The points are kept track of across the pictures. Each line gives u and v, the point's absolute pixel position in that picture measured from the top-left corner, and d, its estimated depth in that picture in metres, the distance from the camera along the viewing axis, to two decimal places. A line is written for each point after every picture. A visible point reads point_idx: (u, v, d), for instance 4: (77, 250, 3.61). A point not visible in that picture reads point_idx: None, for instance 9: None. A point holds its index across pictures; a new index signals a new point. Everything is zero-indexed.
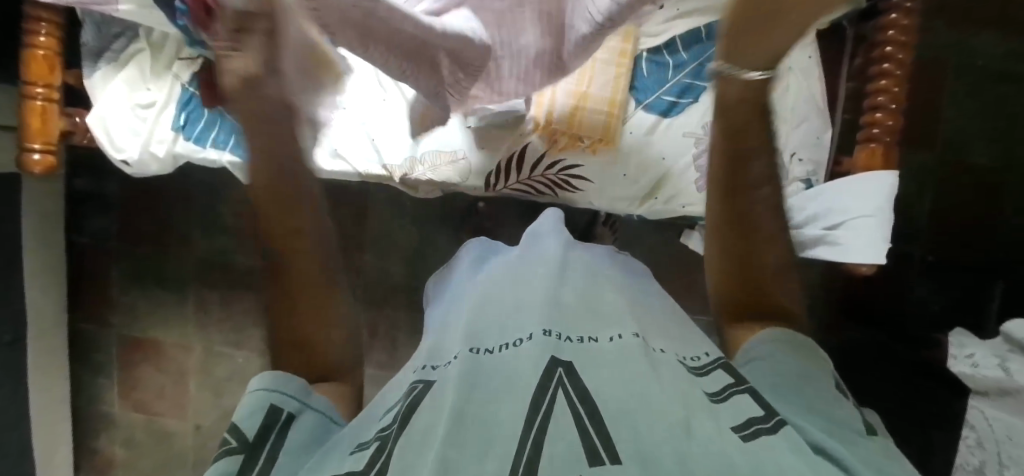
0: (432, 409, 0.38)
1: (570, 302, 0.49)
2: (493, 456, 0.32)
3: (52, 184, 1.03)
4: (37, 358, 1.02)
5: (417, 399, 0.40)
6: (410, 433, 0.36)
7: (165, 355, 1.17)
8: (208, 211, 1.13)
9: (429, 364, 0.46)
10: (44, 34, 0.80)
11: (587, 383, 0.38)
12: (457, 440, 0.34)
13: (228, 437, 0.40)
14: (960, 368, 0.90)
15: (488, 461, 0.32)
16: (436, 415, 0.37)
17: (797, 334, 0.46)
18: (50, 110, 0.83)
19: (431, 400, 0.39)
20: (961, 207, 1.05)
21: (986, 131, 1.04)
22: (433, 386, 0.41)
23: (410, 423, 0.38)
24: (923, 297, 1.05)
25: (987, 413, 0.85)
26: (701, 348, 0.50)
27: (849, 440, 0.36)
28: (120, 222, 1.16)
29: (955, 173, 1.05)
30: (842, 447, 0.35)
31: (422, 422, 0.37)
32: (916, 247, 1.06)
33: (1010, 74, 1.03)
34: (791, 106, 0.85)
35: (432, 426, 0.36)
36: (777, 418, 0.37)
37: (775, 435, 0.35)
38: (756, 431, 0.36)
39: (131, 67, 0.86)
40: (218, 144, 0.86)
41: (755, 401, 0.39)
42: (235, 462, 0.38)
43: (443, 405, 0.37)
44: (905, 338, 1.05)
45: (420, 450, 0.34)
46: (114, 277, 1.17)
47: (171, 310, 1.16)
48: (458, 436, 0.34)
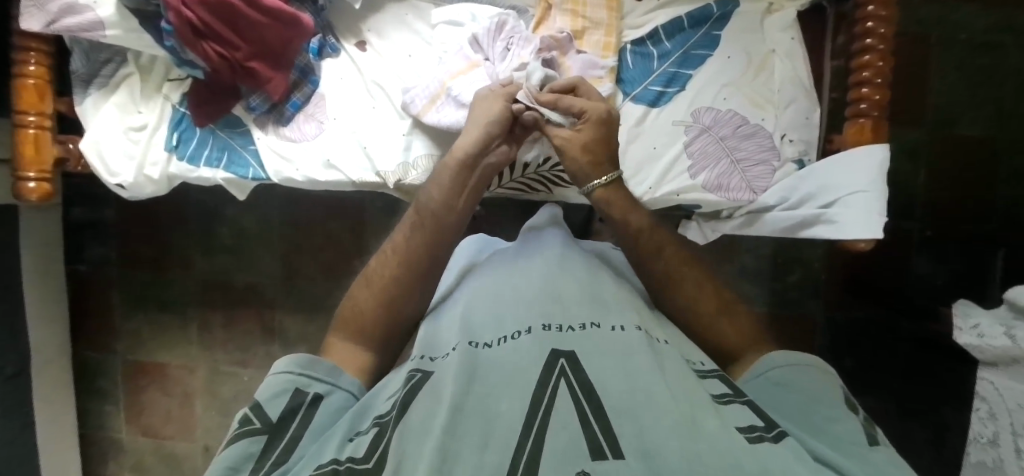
0: (432, 398, 0.38)
1: (569, 294, 0.48)
2: (495, 448, 0.33)
3: (48, 213, 1.03)
4: (41, 389, 1.02)
5: (417, 387, 0.40)
6: (410, 419, 0.36)
7: (170, 378, 1.17)
8: (206, 232, 1.14)
9: (427, 354, 0.46)
10: (33, 63, 0.81)
11: (588, 373, 0.38)
12: (456, 431, 0.34)
13: (252, 416, 0.43)
14: (966, 339, 0.89)
15: (490, 452, 0.33)
16: (435, 405, 0.37)
17: (800, 356, 0.49)
18: (44, 138, 0.83)
19: (430, 391, 0.39)
20: (957, 182, 1.05)
21: (973, 103, 1.05)
22: (433, 377, 0.41)
23: (409, 410, 0.37)
24: (927, 272, 1.05)
25: (997, 383, 0.85)
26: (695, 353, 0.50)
27: (853, 455, 0.40)
28: (119, 248, 1.16)
29: (948, 146, 1.05)
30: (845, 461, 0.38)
31: (421, 410, 0.37)
32: (915, 222, 1.05)
33: (991, 45, 1.04)
34: (777, 89, 0.86)
35: (431, 416, 0.36)
36: (778, 429, 0.37)
37: (779, 445, 0.35)
38: (761, 438, 0.35)
39: (122, 90, 0.87)
40: (211, 163, 0.87)
41: (753, 413, 0.39)
42: (258, 442, 0.42)
43: (443, 395, 0.37)
44: (909, 311, 1.05)
45: (421, 439, 0.34)
46: (115, 303, 1.17)
47: (174, 333, 1.16)
48: (458, 428, 0.34)
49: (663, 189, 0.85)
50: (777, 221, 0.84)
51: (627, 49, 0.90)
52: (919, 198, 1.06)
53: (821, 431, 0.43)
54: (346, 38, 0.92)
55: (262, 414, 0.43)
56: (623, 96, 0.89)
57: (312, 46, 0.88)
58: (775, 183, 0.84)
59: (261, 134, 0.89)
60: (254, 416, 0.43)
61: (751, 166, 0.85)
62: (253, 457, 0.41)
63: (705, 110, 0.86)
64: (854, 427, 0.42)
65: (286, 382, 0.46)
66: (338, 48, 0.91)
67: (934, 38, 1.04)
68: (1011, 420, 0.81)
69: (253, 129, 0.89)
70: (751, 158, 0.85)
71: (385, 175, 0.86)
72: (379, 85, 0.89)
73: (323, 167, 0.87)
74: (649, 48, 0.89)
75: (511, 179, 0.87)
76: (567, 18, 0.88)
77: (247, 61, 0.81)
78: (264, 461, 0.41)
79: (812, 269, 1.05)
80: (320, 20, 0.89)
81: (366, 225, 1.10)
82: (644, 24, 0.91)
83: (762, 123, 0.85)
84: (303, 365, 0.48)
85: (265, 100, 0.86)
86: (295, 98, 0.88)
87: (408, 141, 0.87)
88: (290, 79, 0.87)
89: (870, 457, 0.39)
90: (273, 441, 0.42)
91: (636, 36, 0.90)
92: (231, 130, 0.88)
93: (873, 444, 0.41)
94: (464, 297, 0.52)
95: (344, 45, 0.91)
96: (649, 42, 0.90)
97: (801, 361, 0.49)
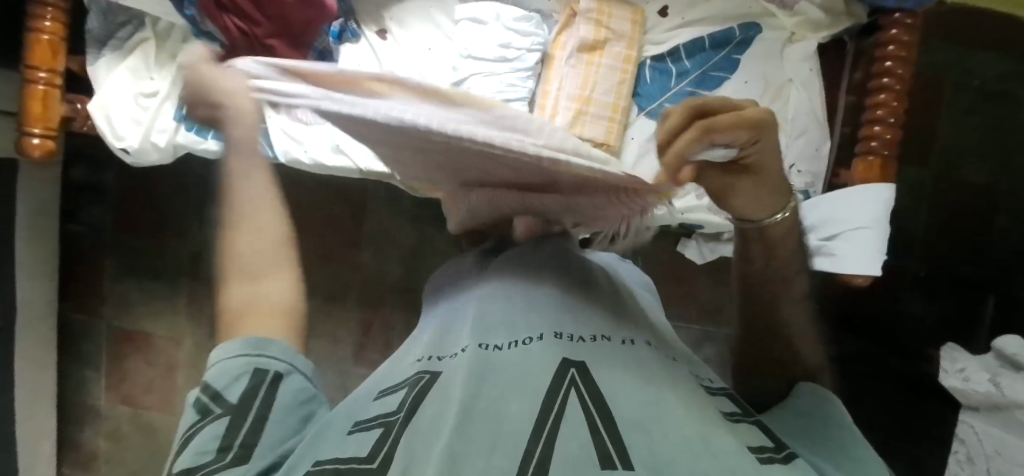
0: (441, 400, 0.38)
1: (582, 305, 0.47)
2: (502, 453, 0.33)
3: (48, 171, 1.02)
4: (24, 346, 1.00)
5: (428, 389, 0.40)
6: (418, 425, 0.37)
7: (155, 347, 1.16)
8: (206, 204, 1.13)
9: (434, 355, 0.46)
10: (49, 19, 0.80)
11: (600, 385, 0.37)
12: (466, 434, 0.34)
13: (211, 403, 0.38)
14: (950, 382, 0.91)
15: (497, 457, 0.32)
16: (444, 408, 0.37)
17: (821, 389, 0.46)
18: (52, 97, 0.82)
19: (440, 392, 0.39)
20: (955, 226, 1.07)
21: (979, 149, 1.06)
22: (442, 379, 0.41)
23: (417, 416, 0.38)
24: (917, 312, 1.07)
25: (977, 427, 0.86)
26: (705, 369, 0.49)
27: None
28: (116, 212, 1.15)
29: (950, 191, 1.07)
30: None
31: (430, 415, 0.37)
32: (910, 262, 1.07)
33: (1003, 95, 1.05)
34: (791, 119, 0.86)
35: (440, 419, 0.36)
36: (787, 451, 0.37)
37: (789, 465, 0.34)
38: (771, 459, 0.35)
39: (136, 55, 0.87)
40: (219, 136, 0.86)
41: (761, 431, 0.39)
42: (222, 425, 0.37)
43: (453, 396, 0.37)
44: (898, 350, 1.07)
45: (430, 445, 0.34)
46: (107, 266, 1.16)
47: (163, 303, 1.15)
48: (469, 431, 0.34)
49: (671, 205, 0.86)
50: None
51: (647, 63, 0.91)
52: (917, 238, 1.07)
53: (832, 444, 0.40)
54: (368, 25, 0.91)
55: (223, 401, 0.38)
56: (638, 110, 0.90)
57: (334, 30, 0.87)
58: None
59: None
60: (214, 405, 0.38)
61: None
62: (216, 442, 0.37)
63: None
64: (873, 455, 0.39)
65: (244, 364, 0.40)
66: (359, 33, 0.90)
67: (947, 83, 1.06)
68: (987, 465, 0.82)
69: None
70: None
71: None
72: (396, 76, 0.88)
73: (332, 151, 0.87)
74: (668, 65, 0.90)
75: None
76: (590, 26, 0.88)
77: (267, 38, 0.80)
78: (228, 444, 0.37)
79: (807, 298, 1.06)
80: (343, 4, 0.88)
81: (368, 213, 1.11)
82: (665, 41, 0.92)
83: None
84: (257, 345, 0.41)
85: None
86: None
87: None
88: (307, 61, 0.86)
89: None
90: (234, 427, 0.37)
91: (656, 52, 0.91)
92: None
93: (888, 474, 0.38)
94: (475, 291, 0.52)
95: (365, 31, 0.91)
96: (668, 59, 0.90)
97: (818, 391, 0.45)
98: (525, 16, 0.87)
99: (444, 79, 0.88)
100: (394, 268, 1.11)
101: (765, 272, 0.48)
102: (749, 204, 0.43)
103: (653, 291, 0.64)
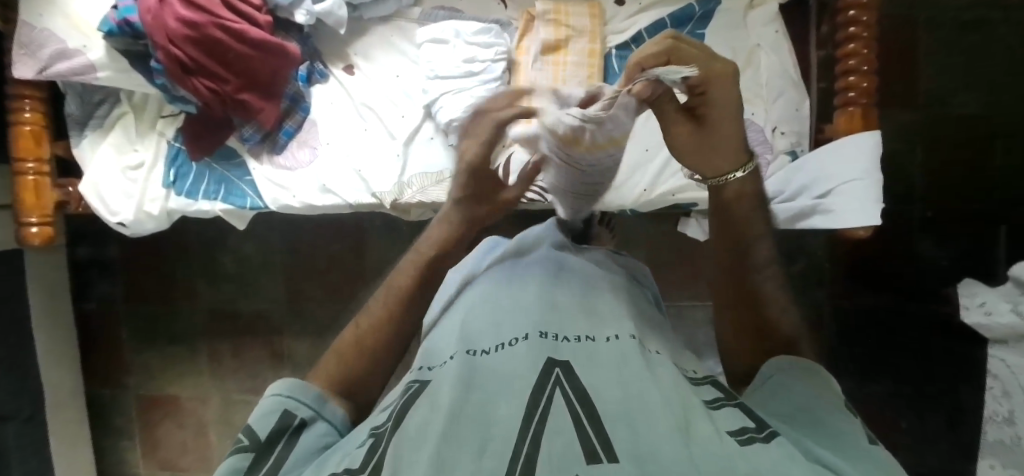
0: (427, 406, 0.38)
1: (566, 304, 0.49)
2: (491, 452, 0.34)
3: (53, 255, 1.04)
4: (56, 428, 1.02)
5: (416, 396, 0.41)
6: (405, 429, 0.37)
7: (183, 410, 1.17)
8: (208, 262, 1.15)
9: (425, 364, 0.47)
10: (28, 110, 0.83)
11: (584, 383, 0.39)
12: (454, 438, 0.35)
13: (241, 435, 0.40)
14: (974, 318, 0.88)
15: (486, 458, 0.33)
16: (432, 412, 0.37)
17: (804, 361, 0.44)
18: (43, 184, 0.85)
19: (428, 398, 0.40)
20: (953, 160, 1.05)
21: (966, 80, 1.04)
22: (430, 385, 0.42)
23: (405, 419, 0.38)
24: (932, 253, 1.05)
25: (1009, 361, 0.83)
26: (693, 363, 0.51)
27: (853, 457, 0.35)
28: (125, 285, 1.17)
29: (944, 126, 1.04)
30: (837, 459, 0.34)
31: (416, 419, 0.37)
32: (914, 205, 1.05)
33: (982, 21, 1.03)
34: (764, 83, 0.86)
35: (428, 422, 0.37)
36: (769, 430, 0.37)
37: (770, 445, 0.34)
38: (750, 440, 0.35)
39: (116, 131, 0.89)
40: (209, 195, 0.88)
41: (743, 414, 0.39)
42: (246, 460, 0.38)
43: (441, 401, 0.38)
44: (917, 294, 1.05)
45: (417, 444, 0.35)
46: (124, 338, 1.18)
47: (184, 365, 1.17)
48: (456, 435, 0.35)
49: (658, 190, 0.89)
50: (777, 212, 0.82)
51: (612, 53, 0.90)
52: (918, 179, 1.05)
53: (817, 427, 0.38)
54: (334, 63, 0.92)
55: (253, 433, 0.40)
56: None
57: (301, 74, 0.89)
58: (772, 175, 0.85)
59: (256, 164, 0.89)
60: (244, 436, 0.40)
61: None
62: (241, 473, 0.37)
63: None
64: (854, 427, 0.38)
65: (277, 401, 0.42)
66: (327, 73, 0.92)
67: (921, 21, 1.04)
68: None
69: (247, 160, 0.90)
70: None
71: (382, 195, 0.87)
72: (370, 107, 0.90)
73: (320, 192, 0.87)
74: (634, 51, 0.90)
75: None
76: (549, 28, 0.88)
77: (238, 93, 0.82)
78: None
79: (815, 258, 1.06)
80: (307, 47, 0.90)
81: (367, 247, 1.11)
82: (628, 27, 0.91)
83: (752, 117, 0.86)
84: (291, 388, 0.43)
85: (258, 130, 0.87)
86: (287, 126, 0.89)
87: (403, 161, 0.88)
88: (281, 108, 0.88)
89: (868, 455, 0.35)
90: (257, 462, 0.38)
91: (620, 39, 0.90)
92: (226, 163, 0.89)
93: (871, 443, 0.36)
94: (462, 303, 0.53)
95: (332, 70, 0.92)
96: (633, 44, 0.90)
97: (804, 364, 0.44)
98: (484, 28, 0.87)
99: (417, 103, 0.90)
100: None
101: (733, 232, 0.51)
102: (717, 157, 0.53)
103: (651, 280, 0.66)
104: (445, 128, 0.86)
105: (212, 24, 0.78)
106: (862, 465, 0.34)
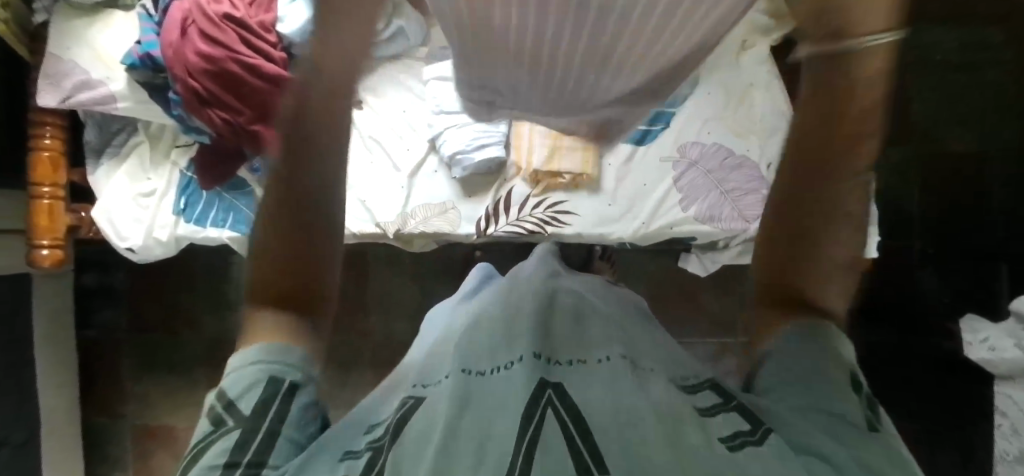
0: (425, 423, 0.39)
1: (557, 329, 0.49)
2: (486, 462, 0.34)
3: (60, 280, 1.06)
4: (51, 455, 1.01)
5: (411, 413, 0.41)
6: (402, 445, 0.37)
7: (181, 440, 1.15)
8: (213, 291, 1.16)
9: (421, 381, 0.47)
10: (48, 137, 0.86)
11: (575, 400, 0.39)
12: (449, 453, 0.35)
13: (225, 409, 0.38)
14: (978, 354, 0.87)
15: (480, 468, 0.34)
16: (430, 430, 0.38)
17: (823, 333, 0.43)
18: (57, 207, 0.87)
19: (424, 416, 0.40)
20: (948, 198, 1.06)
21: (955, 120, 1.06)
22: (425, 403, 0.42)
23: (401, 436, 0.38)
24: (934, 290, 1.04)
25: (1017, 397, 0.81)
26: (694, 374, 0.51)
27: (852, 440, 0.35)
28: (129, 312, 1.18)
29: (937, 165, 1.07)
30: (830, 441, 0.35)
31: (413, 437, 0.38)
32: (913, 243, 1.07)
33: (968, 64, 1.05)
34: (759, 121, 0.90)
35: (425, 439, 0.37)
36: (761, 429, 0.37)
37: (763, 447, 0.35)
38: (742, 444, 0.36)
39: (131, 160, 0.92)
40: (217, 223, 0.90)
41: (740, 417, 0.39)
42: (235, 436, 0.37)
43: (437, 418, 0.39)
44: (916, 329, 1.05)
45: (416, 461, 0.35)
46: (124, 367, 1.18)
47: (183, 394, 1.16)
48: (450, 448, 0.35)
49: (656, 223, 0.88)
50: None
51: None
52: (914, 216, 1.07)
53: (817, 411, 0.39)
54: None
55: (236, 411, 0.38)
56: None
57: None
58: None
59: (264, 194, 0.92)
60: (228, 413, 0.37)
61: (741, 196, 0.87)
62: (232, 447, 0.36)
63: (691, 145, 0.91)
64: (855, 409, 0.38)
65: (259, 372, 0.39)
66: None
67: (911, 63, 1.06)
68: None
69: (255, 190, 0.92)
70: (743, 188, 0.87)
71: (385, 225, 0.89)
72: (377, 140, 0.94)
73: None
74: None
75: (508, 221, 0.90)
76: None
77: (250, 124, 0.86)
78: (236, 462, 0.35)
79: None
80: None
81: (370, 276, 1.12)
82: None
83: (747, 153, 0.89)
84: (273, 354, 0.41)
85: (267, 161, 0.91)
86: None
87: (407, 192, 0.91)
88: None
89: (868, 442, 0.36)
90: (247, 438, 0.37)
91: None
92: (235, 192, 0.92)
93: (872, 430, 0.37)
94: (457, 328, 0.54)
95: None
96: None
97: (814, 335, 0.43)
98: None
99: (421, 137, 0.94)
100: (403, 325, 1.12)
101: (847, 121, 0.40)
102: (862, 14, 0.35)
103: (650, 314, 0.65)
104: (449, 161, 0.90)
105: (229, 59, 0.82)
106: (855, 449, 0.35)
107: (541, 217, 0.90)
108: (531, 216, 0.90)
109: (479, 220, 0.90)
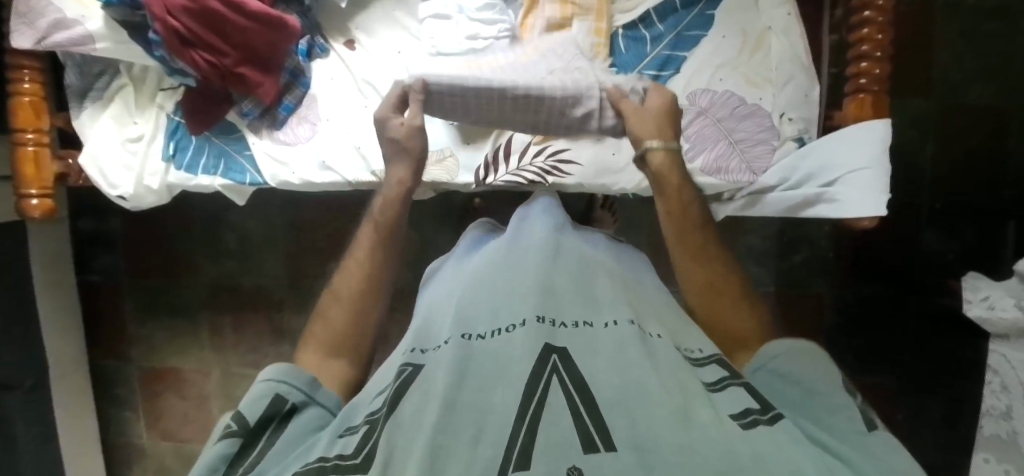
0: (424, 392, 0.38)
1: (561, 289, 0.48)
2: (487, 439, 0.34)
3: (55, 227, 1.05)
4: (60, 396, 1.04)
5: (406, 382, 0.41)
6: (398, 418, 0.37)
7: (186, 382, 1.18)
8: (210, 237, 1.15)
9: (417, 346, 0.46)
10: (27, 81, 0.83)
11: (582, 370, 0.38)
12: (449, 427, 0.34)
13: (231, 421, 0.42)
14: (975, 313, 0.86)
15: (482, 445, 0.33)
16: (428, 399, 0.37)
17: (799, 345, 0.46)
18: (43, 154, 0.85)
19: (422, 385, 0.39)
20: (965, 151, 1.02)
21: (979, 70, 1.01)
22: (423, 370, 0.41)
23: (398, 407, 0.38)
24: (936, 246, 1.04)
25: (1010, 357, 0.81)
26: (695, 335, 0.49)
27: (853, 445, 0.37)
28: (127, 257, 1.18)
29: (957, 116, 1.02)
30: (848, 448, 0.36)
31: (410, 407, 0.38)
32: (924, 197, 1.03)
33: (1000, 10, 0.99)
34: (775, 68, 0.85)
35: (421, 410, 0.37)
36: (772, 412, 0.37)
37: (773, 428, 0.35)
38: (755, 422, 0.35)
39: (115, 104, 0.88)
40: (207, 170, 0.87)
41: (748, 394, 0.39)
42: (234, 445, 0.41)
43: (434, 388, 0.38)
44: (915, 287, 1.05)
45: (410, 435, 0.35)
46: (126, 310, 1.19)
47: (186, 338, 1.18)
48: (451, 423, 0.35)
49: None
50: (778, 201, 0.82)
51: (618, 33, 0.91)
52: (928, 170, 1.03)
53: (818, 421, 0.40)
54: (335, 38, 0.92)
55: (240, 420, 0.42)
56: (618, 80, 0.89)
57: (301, 48, 0.88)
58: (777, 162, 0.83)
59: (257, 139, 0.89)
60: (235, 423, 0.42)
61: (751, 146, 0.84)
62: (227, 459, 0.41)
63: (702, 92, 0.86)
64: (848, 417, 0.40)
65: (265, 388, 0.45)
66: (327, 48, 0.91)
67: (939, 8, 1.00)
68: None
69: (247, 135, 0.89)
70: (750, 139, 0.84)
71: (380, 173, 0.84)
72: (370, 84, 0.88)
73: (319, 169, 0.86)
74: (642, 31, 0.90)
75: (507, 171, 0.87)
76: (556, 5, 0.87)
77: (236, 66, 0.82)
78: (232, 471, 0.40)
79: (818, 246, 1.06)
80: (307, 21, 0.90)
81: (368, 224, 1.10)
82: (635, 7, 0.91)
83: (760, 102, 0.85)
84: (283, 375, 0.45)
85: (257, 105, 0.87)
86: (287, 101, 0.89)
87: None
88: (280, 82, 0.88)
89: (870, 443, 0.37)
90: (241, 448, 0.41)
91: (627, 19, 0.91)
92: (226, 137, 0.89)
93: (871, 430, 0.39)
94: (458, 287, 0.52)
95: (332, 44, 0.92)
96: (641, 25, 0.90)
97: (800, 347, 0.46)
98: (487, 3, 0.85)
99: None
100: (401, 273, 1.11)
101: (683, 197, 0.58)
102: None
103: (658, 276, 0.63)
104: None
105: None
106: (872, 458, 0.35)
107: (542, 167, 0.86)
108: (532, 165, 0.86)
109: (478, 169, 0.88)
